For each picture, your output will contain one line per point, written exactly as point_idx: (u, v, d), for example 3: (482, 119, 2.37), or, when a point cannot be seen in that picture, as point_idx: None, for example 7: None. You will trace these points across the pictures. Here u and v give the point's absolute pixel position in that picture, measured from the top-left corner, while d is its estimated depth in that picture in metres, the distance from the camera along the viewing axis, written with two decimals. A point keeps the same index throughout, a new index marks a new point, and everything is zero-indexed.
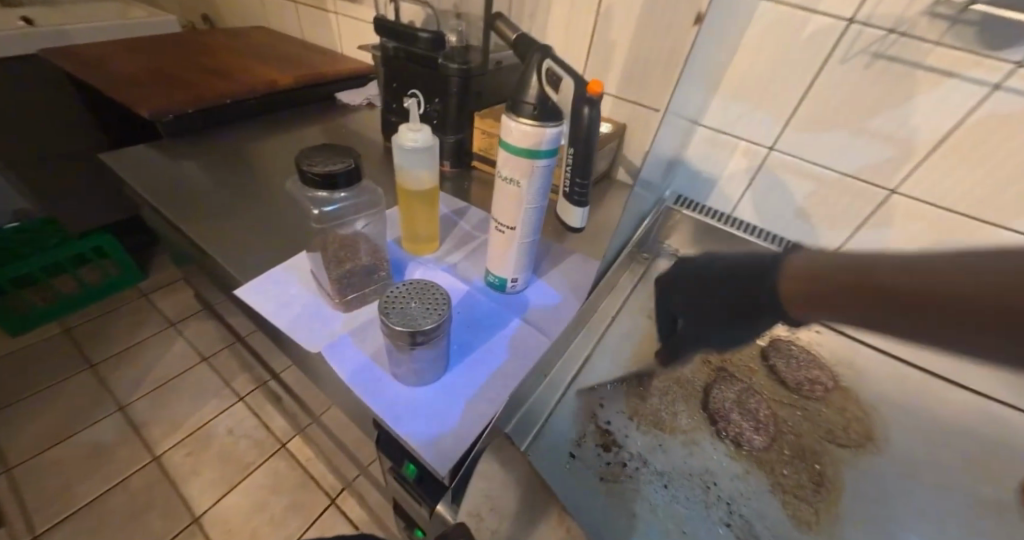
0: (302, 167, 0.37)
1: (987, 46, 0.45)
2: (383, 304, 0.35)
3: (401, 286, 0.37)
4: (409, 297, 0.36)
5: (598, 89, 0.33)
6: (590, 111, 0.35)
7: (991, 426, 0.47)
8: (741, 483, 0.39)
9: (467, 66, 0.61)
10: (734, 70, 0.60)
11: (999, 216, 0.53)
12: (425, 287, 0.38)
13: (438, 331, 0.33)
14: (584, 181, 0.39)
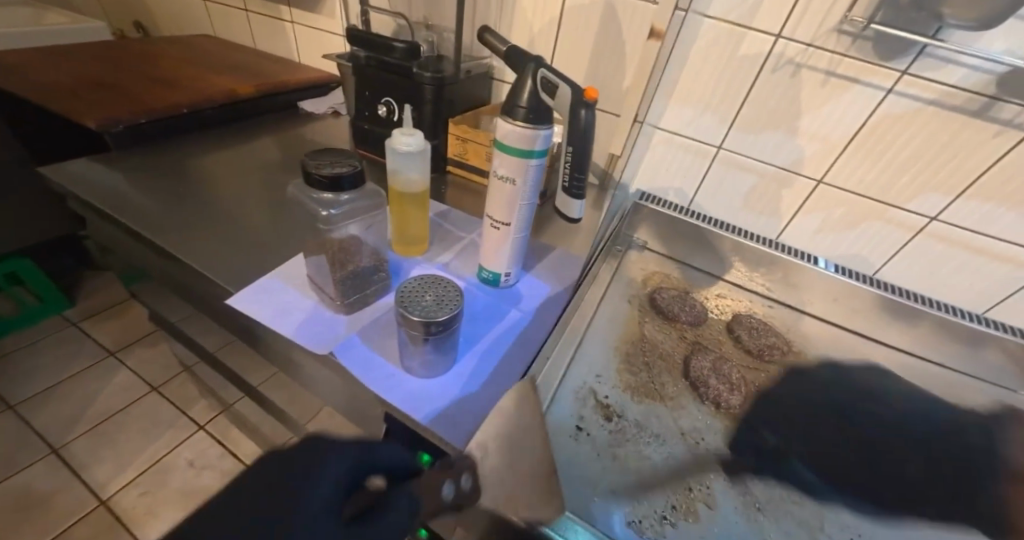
0: (309, 169, 0.38)
1: (881, 58, 0.55)
2: (400, 298, 0.37)
3: (413, 282, 0.40)
4: (424, 292, 0.38)
5: (595, 95, 0.37)
6: (586, 113, 0.38)
7: (908, 369, 0.57)
8: (723, 436, 0.45)
9: (441, 74, 0.64)
10: (683, 81, 0.68)
11: (901, 197, 0.63)
12: (438, 283, 0.41)
13: (453, 320, 0.36)
14: (581, 176, 0.42)
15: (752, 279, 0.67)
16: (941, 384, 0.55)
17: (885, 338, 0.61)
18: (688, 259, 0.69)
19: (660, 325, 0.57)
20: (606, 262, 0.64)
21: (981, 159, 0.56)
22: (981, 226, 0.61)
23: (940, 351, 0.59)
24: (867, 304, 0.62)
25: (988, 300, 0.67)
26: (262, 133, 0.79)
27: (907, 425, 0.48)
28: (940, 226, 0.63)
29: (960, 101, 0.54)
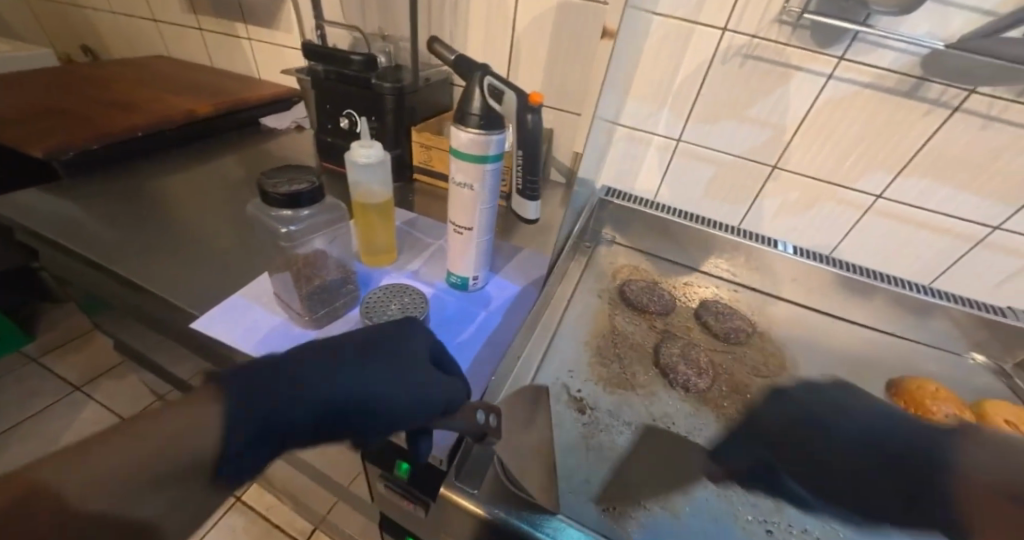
0: (265, 189, 0.38)
1: (819, 46, 0.58)
2: (366, 308, 0.40)
3: (378, 293, 0.43)
4: (390, 300, 0.42)
5: (540, 99, 0.39)
6: (533, 117, 0.40)
7: (861, 342, 0.60)
8: (693, 419, 0.47)
9: (400, 84, 0.65)
10: (638, 77, 0.69)
11: (847, 179, 0.67)
12: (402, 292, 0.44)
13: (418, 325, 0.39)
14: (533, 178, 0.44)
15: (716, 265, 0.69)
16: (890, 355, 0.59)
17: (840, 313, 0.64)
18: (656, 251, 0.71)
19: (630, 316, 0.59)
20: (575, 260, 0.65)
21: (915, 137, 0.60)
22: (922, 201, 0.65)
23: (889, 321, 0.63)
24: (824, 282, 0.65)
25: (934, 270, 0.71)
26: (222, 152, 0.77)
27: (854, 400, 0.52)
28: (886, 203, 0.67)
29: (893, 82, 0.57)
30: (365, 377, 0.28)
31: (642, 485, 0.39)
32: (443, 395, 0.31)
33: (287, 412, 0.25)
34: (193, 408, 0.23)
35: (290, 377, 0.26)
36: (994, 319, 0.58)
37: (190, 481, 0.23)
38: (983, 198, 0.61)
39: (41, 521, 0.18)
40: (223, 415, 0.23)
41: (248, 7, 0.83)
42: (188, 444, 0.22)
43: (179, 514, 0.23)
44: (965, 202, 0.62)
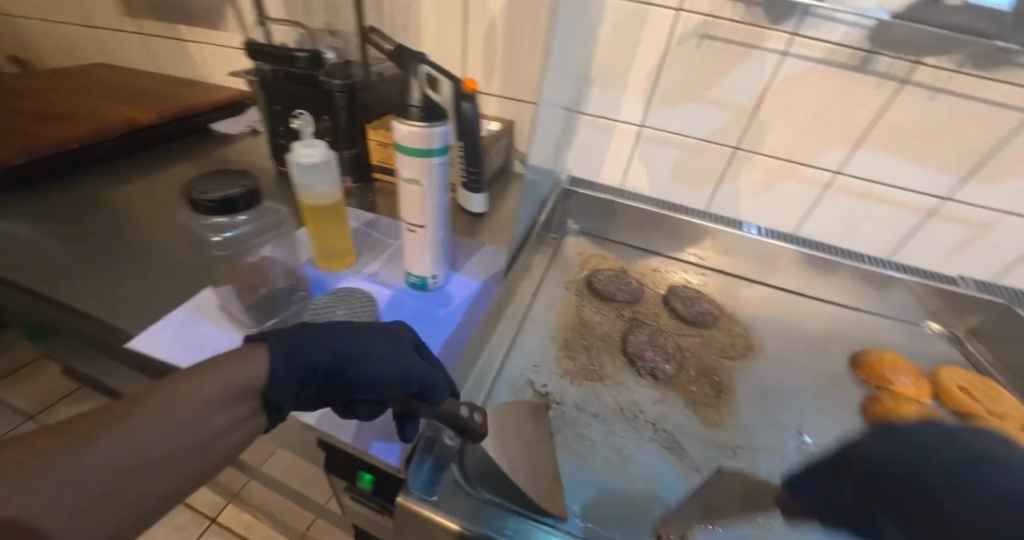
0: (196, 197, 0.37)
1: (771, 23, 0.58)
2: (310, 316, 0.40)
3: (324, 299, 0.42)
4: (336, 306, 0.42)
5: (473, 86, 0.38)
6: (468, 107, 0.40)
7: (823, 318, 0.62)
8: (661, 405, 0.47)
9: (351, 80, 0.62)
10: (596, 63, 0.68)
11: (805, 157, 0.68)
12: (350, 296, 0.44)
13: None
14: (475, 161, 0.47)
15: (683, 249, 0.70)
16: (852, 329, 0.60)
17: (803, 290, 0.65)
18: (624, 239, 0.71)
19: (598, 305, 0.58)
20: (541, 252, 0.64)
21: (867, 109, 0.61)
22: (877, 175, 0.66)
23: (851, 293, 0.64)
24: (788, 260, 0.65)
25: (892, 244, 0.73)
26: (171, 161, 0.74)
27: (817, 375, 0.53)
28: (844, 179, 0.68)
29: (844, 57, 0.58)
30: (358, 344, 0.33)
31: (615, 483, 0.39)
32: (420, 374, 0.33)
33: (298, 362, 0.31)
34: (246, 358, 0.30)
35: (306, 339, 0.32)
36: (945, 287, 0.59)
37: (244, 406, 0.29)
38: (933, 169, 0.63)
39: (149, 414, 0.25)
40: (268, 359, 0.30)
41: (189, 6, 0.79)
42: (240, 379, 0.29)
43: (234, 437, 0.28)
44: (918, 174, 0.64)
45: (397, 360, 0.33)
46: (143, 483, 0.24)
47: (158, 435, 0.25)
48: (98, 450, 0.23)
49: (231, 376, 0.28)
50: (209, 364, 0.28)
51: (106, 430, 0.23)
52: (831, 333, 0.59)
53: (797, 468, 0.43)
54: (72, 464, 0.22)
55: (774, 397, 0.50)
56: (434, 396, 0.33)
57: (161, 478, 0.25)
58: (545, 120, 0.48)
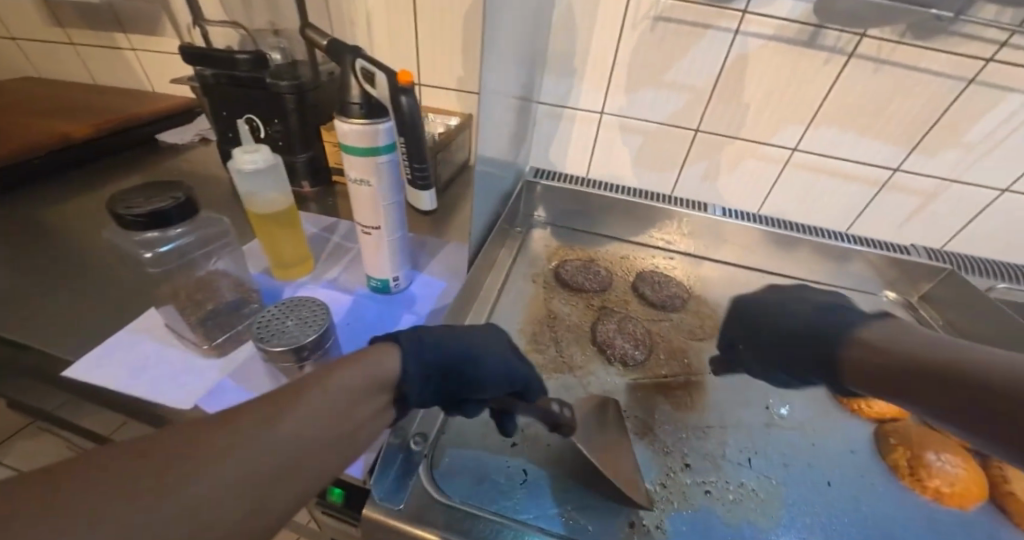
0: (118, 212, 0.33)
1: (721, 2, 0.58)
2: (256, 331, 0.36)
3: (271, 310, 0.39)
4: (285, 317, 0.38)
5: (409, 77, 0.36)
6: (408, 100, 0.37)
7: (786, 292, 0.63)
8: (632, 393, 0.47)
9: (299, 80, 0.60)
10: (553, 51, 0.67)
11: (762, 135, 0.68)
12: (300, 303, 0.40)
13: (321, 339, 0.36)
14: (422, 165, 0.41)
15: (650, 235, 0.70)
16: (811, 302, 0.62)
17: (764, 267, 0.67)
18: (591, 227, 0.71)
19: (567, 296, 0.58)
20: (506, 246, 0.63)
21: (818, 84, 0.62)
22: (832, 150, 0.67)
23: (810, 267, 0.66)
24: (753, 239, 0.66)
25: (848, 218, 0.75)
26: (113, 176, 0.70)
27: None
28: (801, 155, 0.69)
29: (793, 32, 0.58)
30: (474, 346, 0.36)
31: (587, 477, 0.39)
32: (518, 375, 0.38)
33: (425, 361, 0.32)
34: (378, 355, 0.30)
35: (426, 341, 0.34)
36: (899, 257, 0.62)
37: (381, 398, 0.29)
38: (882, 141, 0.65)
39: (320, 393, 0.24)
40: (401, 358, 0.31)
41: (121, 10, 0.74)
42: (378, 370, 0.29)
43: (374, 429, 0.28)
44: (869, 147, 0.66)
45: (505, 362, 0.37)
46: (310, 466, 0.23)
47: (321, 419, 0.24)
48: (286, 428, 0.22)
49: (370, 369, 0.28)
50: (348, 358, 0.28)
51: (288, 411, 0.22)
52: None
53: (763, 442, 0.44)
54: (262, 443, 0.21)
55: (742, 374, 0.51)
56: (532, 393, 0.39)
57: (324, 463, 0.23)
58: (498, 112, 0.47)
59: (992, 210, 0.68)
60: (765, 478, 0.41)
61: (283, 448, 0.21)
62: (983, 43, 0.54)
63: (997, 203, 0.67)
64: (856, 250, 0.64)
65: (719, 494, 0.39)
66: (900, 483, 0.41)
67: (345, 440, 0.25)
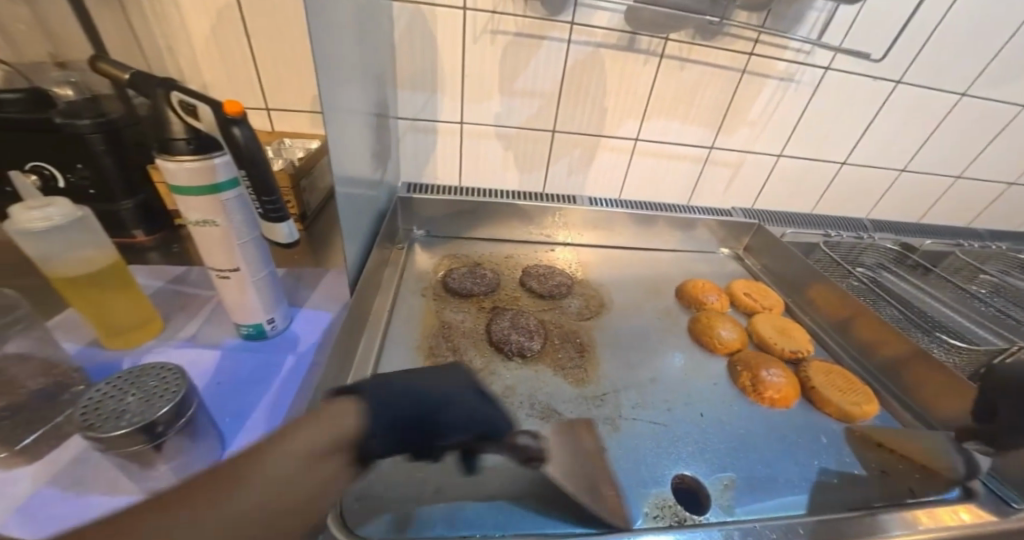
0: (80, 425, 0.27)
1: (551, 15, 0.65)
2: (85, 409, 0.28)
3: (109, 386, 0.30)
4: (128, 391, 0.29)
5: (237, 106, 0.30)
6: (241, 131, 0.31)
7: (643, 264, 0.74)
8: (534, 382, 0.49)
9: (107, 117, 0.51)
10: (401, 68, 0.68)
11: (606, 131, 0.78)
12: (150, 373, 0.31)
13: (180, 407, 0.29)
14: (273, 197, 0.34)
15: (530, 231, 0.75)
16: (664, 269, 0.73)
17: (624, 244, 0.77)
18: (472, 234, 0.74)
19: (458, 303, 0.59)
20: (390, 267, 0.63)
21: (640, 81, 0.72)
22: (664, 136, 0.79)
23: (661, 238, 0.78)
24: (620, 222, 0.75)
25: (686, 191, 0.89)
26: None
27: (648, 312, 0.63)
28: (641, 144, 0.80)
29: (615, 39, 0.68)
30: (437, 388, 0.32)
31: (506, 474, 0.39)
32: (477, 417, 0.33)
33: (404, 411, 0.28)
34: (335, 413, 0.25)
35: (395, 389, 0.29)
36: (725, 219, 0.78)
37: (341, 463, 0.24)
38: (695, 125, 0.78)
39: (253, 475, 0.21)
40: (362, 413, 0.26)
41: None
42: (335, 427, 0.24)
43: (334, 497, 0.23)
44: (688, 130, 0.79)
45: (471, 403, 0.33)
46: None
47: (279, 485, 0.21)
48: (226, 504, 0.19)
49: (322, 434, 0.23)
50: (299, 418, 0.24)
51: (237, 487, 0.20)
52: (654, 277, 0.71)
53: (649, 395, 0.50)
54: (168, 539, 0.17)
55: (624, 343, 0.57)
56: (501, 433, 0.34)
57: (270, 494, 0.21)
58: (349, 132, 0.46)
59: (777, 171, 0.87)
60: (654, 425, 0.46)
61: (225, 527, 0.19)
62: (744, 41, 0.69)
63: (779, 166, 0.86)
64: (691, 218, 0.77)
65: (642, 449, 0.44)
66: (749, 400, 0.51)
67: (307, 502, 0.22)
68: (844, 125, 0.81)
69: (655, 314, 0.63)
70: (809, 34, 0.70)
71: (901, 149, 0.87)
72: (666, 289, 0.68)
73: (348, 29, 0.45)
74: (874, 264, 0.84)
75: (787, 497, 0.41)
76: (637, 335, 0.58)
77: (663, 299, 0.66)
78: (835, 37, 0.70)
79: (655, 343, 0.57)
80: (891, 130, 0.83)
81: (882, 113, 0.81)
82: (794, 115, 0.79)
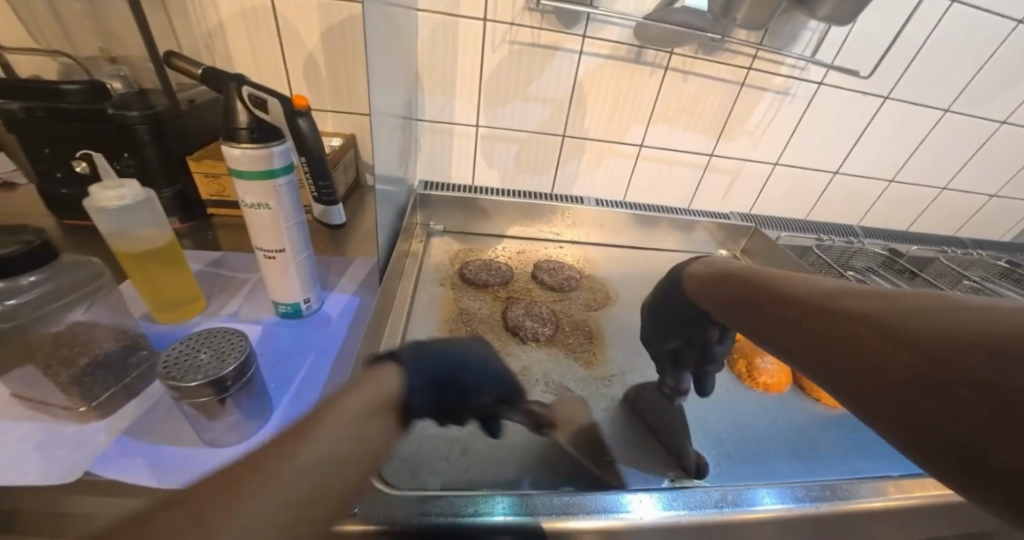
0: (175, 378, 0.30)
1: (565, 28, 0.70)
2: (164, 365, 0.32)
3: (183, 345, 0.33)
4: (200, 350, 0.33)
5: (305, 102, 0.36)
6: (305, 123, 0.38)
7: (644, 261, 0.79)
8: (547, 362, 0.53)
9: (153, 110, 0.55)
10: (424, 73, 0.73)
11: (611, 137, 0.83)
12: (216, 335, 0.35)
13: (243, 367, 0.33)
14: (327, 183, 0.41)
15: (540, 229, 0.80)
16: (663, 267, 0.78)
17: (627, 244, 0.82)
18: (486, 230, 0.78)
19: (474, 293, 0.63)
20: (410, 258, 0.66)
21: (645, 91, 0.77)
22: (666, 143, 0.84)
23: (660, 238, 0.83)
24: (624, 222, 0.80)
25: (687, 195, 0.94)
26: None
27: None
28: (645, 150, 0.85)
29: (623, 52, 0.73)
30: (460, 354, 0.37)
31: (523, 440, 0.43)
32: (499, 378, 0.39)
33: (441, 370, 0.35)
34: (378, 380, 0.29)
35: (428, 354, 0.35)
36: (724, 222, 0.83)
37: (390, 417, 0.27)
38: (696, 133, 0.83)
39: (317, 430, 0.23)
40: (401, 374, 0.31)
41: None
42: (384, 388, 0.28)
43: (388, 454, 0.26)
44: (690, 138, 0.84)
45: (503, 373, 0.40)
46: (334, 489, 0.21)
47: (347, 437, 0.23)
48: (300, 454, 0.21)
49: (377, 392, 0.28)
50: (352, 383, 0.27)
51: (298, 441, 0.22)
52: (657, 275, 0.75)
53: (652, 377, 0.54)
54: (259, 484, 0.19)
55: (629, 332, 0.61)
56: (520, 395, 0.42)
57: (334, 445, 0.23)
58: (382, 130, 0.50)
59: (773, 179, 0.92)
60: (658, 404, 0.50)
61: (301, 471, 0.21)
62: (744, 56, 0.75)
63: (774, 173, 0.91)
64: (691, 220, 0.81)
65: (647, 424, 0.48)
66: (744, 385, 0.55)
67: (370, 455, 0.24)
68: (835, 135, 0.87)
69: None
70: (803, 51, 0.75)
71: (890, 160, 0.92)
72: None
73: (386, 37, 0.49)
74: (864, 268, 0.89)
75: (779, 472, 0.45)
76: (640, 325, 0.63)
77: None
78: (827, 55, 0.76)
79: None
80: (878, 143, 0.89)
81: (871, 126, 0.86)
82: (789, 125, 0.84)
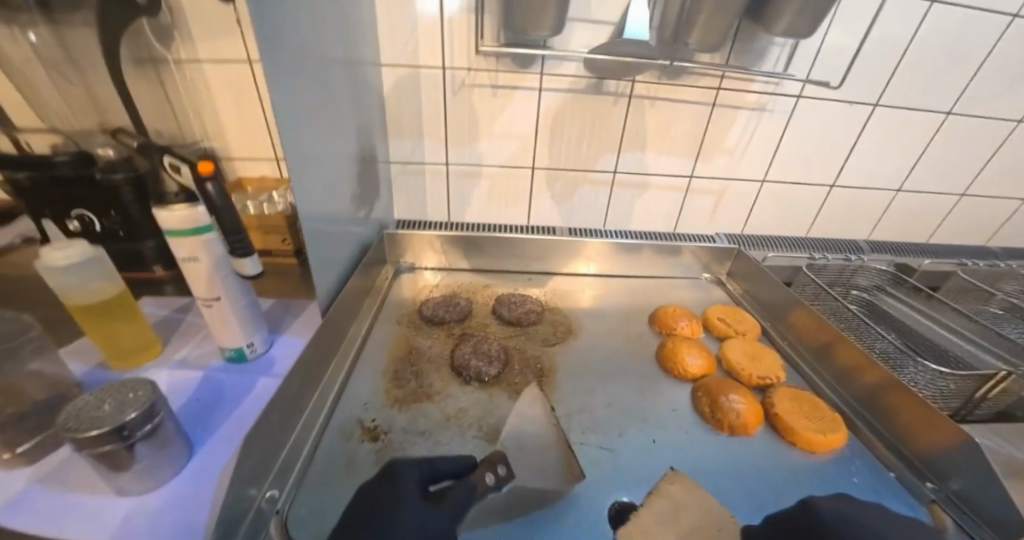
0: (71, 430, 0.31)
1: (522, 68, 0.72)
2: (68, 417, 0.33)
3: (95, 396, 0.35)
4: (107, 401, 0.35)
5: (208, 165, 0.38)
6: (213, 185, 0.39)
7: (618, 290, 0.76)
8: (489, 404, 0.51)
9: (134, 171, 0.60)
10: (391, 119, 0.77)
11: (582, 167, 0.82)
12: (128, 387, 0.37)
13: (147, 414, 0.34)
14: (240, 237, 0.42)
15: (510, 262, 0.79)
16: (638, 295, 0.75)
17: (601, 271, 0.80)
18: (455, 264, 0.78)
19: (429, 331, 0.63)
20: (371, 297, 0.67)
21: (609, 119, 0.77)
22: (641, 168, 0.83)
23: (636, 264, 0.80)
24: (595, 249, 0.78)
25: (670, 219, 0.91)
26: None
27: (615, 339, 0.64)
28: (619, 176, 0.84)
29: (583, 85, 0.73)
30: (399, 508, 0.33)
31: None
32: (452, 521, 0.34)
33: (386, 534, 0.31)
34: None
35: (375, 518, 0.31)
36: (707, 244, 0.79)
37: None
38: (671, 157, 0.82)
39: None
40: None
41: None
42: None
43: None
44: (665, 161, 0.82)
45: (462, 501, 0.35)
46: None
47: None
48: None
49: None
50: None
51: None
52: (630, 305, 0.72)
53: (601, 420, 0.50)
54: None
55: (586, 369, 0.58)
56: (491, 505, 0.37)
57: None
58: (324, 180, 0.52)
59: (762, 197, 0.87)
60: (603, 450, 0.47)
61: None
62: (711, 78, 0.73)
63: (763, 191, 0.87)
64: (669, 245, 0.78)
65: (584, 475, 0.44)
66: (707, 428, 0.50)
67: None
68: (823, 149, 0.82)
69: (622, 340, 0.64)
70: (774, 67, 0.73)
71: (891, 171, 0.85)
72: (638, 316, 0.69)
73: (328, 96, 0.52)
74: (869, 286, 0.80)
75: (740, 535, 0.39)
76: (600, 361, 0.59)
77: (634, 326, 0.67)
78: (801, 69, 0.73)
79: (617, 369, 0.58)
80: (875, 154, 0.83)
81: (863, 137, 0.81)
82: (771, 142, 0.80)
